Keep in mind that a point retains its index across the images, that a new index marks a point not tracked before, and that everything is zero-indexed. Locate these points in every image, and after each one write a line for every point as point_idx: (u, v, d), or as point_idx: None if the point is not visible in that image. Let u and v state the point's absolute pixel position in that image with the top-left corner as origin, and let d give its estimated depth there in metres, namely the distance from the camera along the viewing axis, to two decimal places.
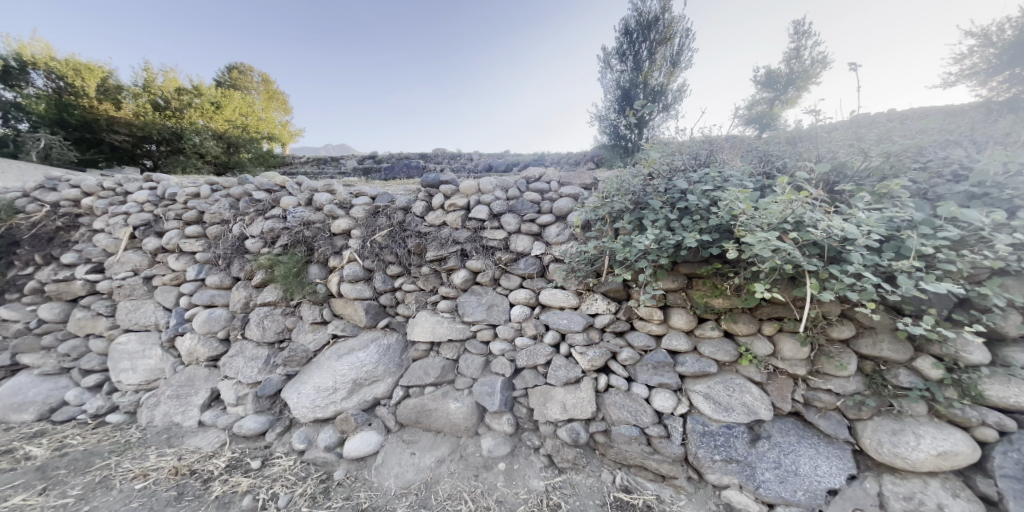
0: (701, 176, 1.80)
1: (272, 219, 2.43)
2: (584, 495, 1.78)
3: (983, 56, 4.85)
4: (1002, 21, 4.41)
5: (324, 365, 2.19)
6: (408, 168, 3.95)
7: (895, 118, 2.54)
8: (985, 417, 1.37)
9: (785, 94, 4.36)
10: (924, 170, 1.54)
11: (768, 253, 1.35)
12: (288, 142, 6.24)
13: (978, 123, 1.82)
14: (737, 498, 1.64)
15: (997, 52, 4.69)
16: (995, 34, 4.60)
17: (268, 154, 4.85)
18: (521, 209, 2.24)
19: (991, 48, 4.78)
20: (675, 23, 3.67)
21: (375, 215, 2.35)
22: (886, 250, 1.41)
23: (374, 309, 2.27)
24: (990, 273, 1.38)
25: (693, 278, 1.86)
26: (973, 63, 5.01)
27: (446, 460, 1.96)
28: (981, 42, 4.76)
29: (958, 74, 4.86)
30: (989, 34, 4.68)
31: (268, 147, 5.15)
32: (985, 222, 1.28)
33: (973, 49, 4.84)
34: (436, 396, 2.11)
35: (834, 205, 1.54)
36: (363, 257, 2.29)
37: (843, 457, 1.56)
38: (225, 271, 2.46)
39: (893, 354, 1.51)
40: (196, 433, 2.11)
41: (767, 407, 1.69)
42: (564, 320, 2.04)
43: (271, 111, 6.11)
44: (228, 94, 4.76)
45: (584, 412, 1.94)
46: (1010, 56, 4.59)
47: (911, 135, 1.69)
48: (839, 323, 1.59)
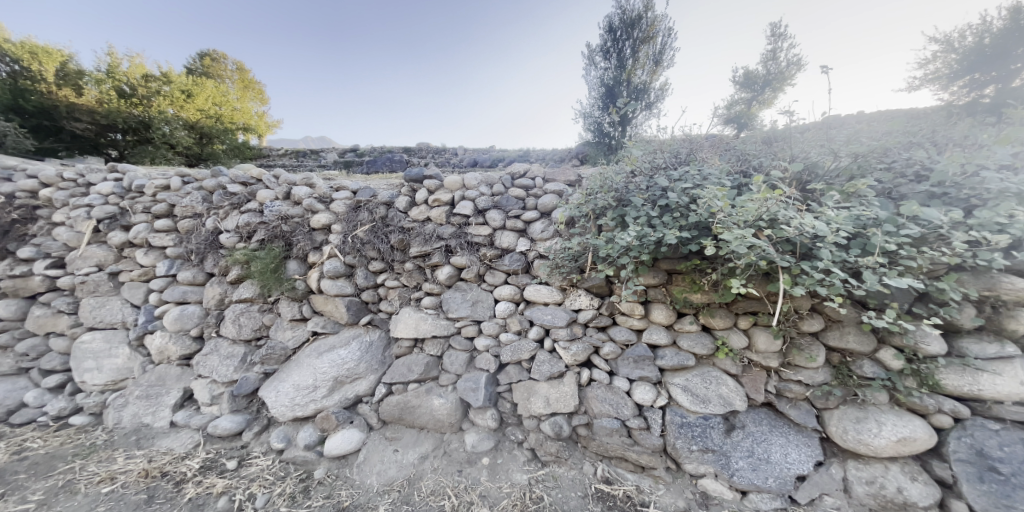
0: (681, 174, 1.84)
1: (248, 213, 2.35)
2: (566, 487, 1.80)
3: (945, 62, 4.85)
4: (963, 28, 4.58)
5: (304, 363, 2.14)
6: (391, 162, 3.87)
7: (864, 120, 2.63)
8: (941, 405, 1.45)
9: (762, 95, 4.45)
10: (890, 170, 1.61)
11: (744, 249, 1.39)
12: (264, 133, 6.04)
13: (939, 125, 1.90)
14: (712, 486, 1.70)
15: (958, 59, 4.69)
16: (957, 41, 4.69)
17: (243, 145, 4.70)
18: (505, 205, 2.23)
19: (952, 54, 4.78)
20: (657, 22, 3.71)
21: (357, 209, 2.30)
22: (854, 247, 1.46)
23: (356, 305, 2.24)
24: (947, 269, 1.46)
25: (673, 274, 1.90)
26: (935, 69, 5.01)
27: (430, 456, 1.95)
28: (943, 48, 4.84)
29: (921, 78, 5.05)
30: (951, 41, 4.75)
31: (244, 138, 5.00)
32: (943, 221, 1.35)
33: (935, 55, 4.88)
34: (419, 393, 2.10)
35: (806, 204, 1.59)
36: (344, 253, 2.25)
37: (812, 445, 1.63)
38: (198, 267, 2.37)
39: (859, 346, 1.58)
40: (168, 434, 2.03)
41: (742, 398, 1.74)
42: (549, 316, 2.05)
43: (246, 101, 5.90)
44: (200, 82, 4.56)
45: (567, 406, 1.97)
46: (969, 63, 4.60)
47: (877, 137, 1.76)
48: (809, 317, 1.65)
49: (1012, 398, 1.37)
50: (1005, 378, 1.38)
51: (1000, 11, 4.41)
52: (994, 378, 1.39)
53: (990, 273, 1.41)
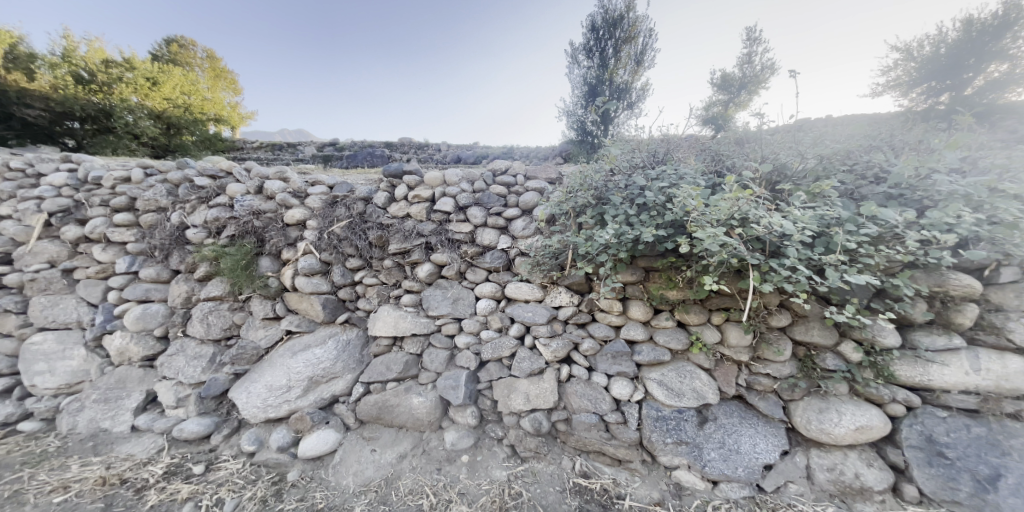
0: (658, 173, 1.88)
1: (217, 207, 2.26)
2: (545, 482, 1.82)
3: (905, 70, 4.99)
4: (922, 37, 4.80)
5: (277, 363, 2.08)
6: (372, 156, 3.79)
7: (831, 124, 2.73)
8: (895, 395, 1.54)
9: (738, 98, 4.56)
10: (852, 172, 1.68)
11: (715, 248, 1.43)
12: (237, 125, 5.80)
13: (898, 130, 1.99)
14: (685, 477, 1.75)
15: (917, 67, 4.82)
16: (917, 50, 4.86)
17: (214, 137, 4.52)
18: (487, 202, 2.22)
19: (912, 63, 4.94)
20: (639, 23, 3.75)
21: (333, 205, 2.24)
22: (818, 245, 1.53)
23: (332, 303, 2.18)
24: (902, 266, 1.54)
25: (650, 271, 1.93)
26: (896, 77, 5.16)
27: (408, 455, 1.94)
28: (902, 57, 5.05)
29: (884, 85, 5.25)
30: (910, 49, 4.92)
31: (216, 130, 4.80)
32: (898, 220, 1.42)
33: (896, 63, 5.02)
34: (398, 392, 2.07)
35: (775, 203, 1.65)
36: (320, 249, 2.19)
37: (778, 435, 1.70)
38: (163, 263, 2.27)
39: (821, 339, 1.65)
40: (129, 439, 1.93)
41: (714, 391, 1.80)
42: (529, 313, 2.06)
43: (217, 92, 5.63)
44: (166, 69, 4.34)
45: (546, 402, 1.98)
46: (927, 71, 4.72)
47: (841, 140, 1.83)
48: (778, 312, 1.71)
49: (958, 387, 1.46)
50: (951, 368, 1.47)
51: (953, 24, 4.67)
52: (942, 369, 1.48)
53: (940, 270, 1.50)
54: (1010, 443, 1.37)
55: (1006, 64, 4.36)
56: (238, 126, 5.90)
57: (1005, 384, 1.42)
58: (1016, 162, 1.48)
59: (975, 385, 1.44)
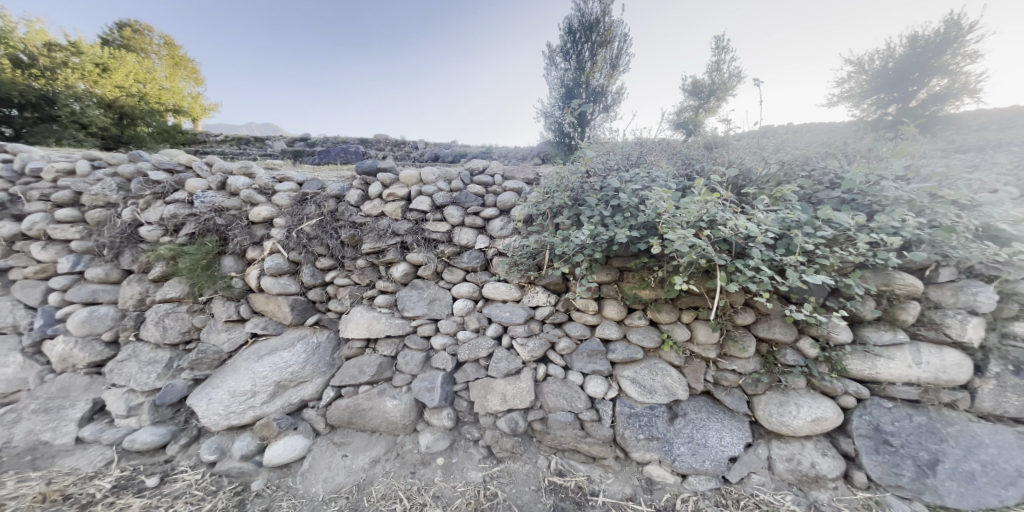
0: (632, 176, 1.92)
1: (175, 203, 2.13)
2: (520, 482, 1.82)
3: (857, 82, 5.33)
4: (873, 52, 5.11)
5: (241, 368, 1.98)
6: (346, 153, 3.68)
7: (791, 132, 2.86)
8: (847, 387, 1.63)
9: (708, 103, 4.71)
10: (811, 178, 1.77)
11: (685, 248, 1.47)
12: (198, 118, 5.45)
13: (850, 138, 2.12)
14: (656, 472, 1.79)
15: (868, 79, 5.16)
16: (868, 63, 5.16)
17: (173, 128, 4.26)
18: (464, 201, 2.20)
19: (863, 75, 5.26)
20: (614, 28, 3.82)
21: (303, 202, 2.17)
22: (779, 246, 1.60)
23: (302, 304, 2.11)
24: (854, 266, 1.63)
25: (624, 271, 1.97)
26: (850, 88, 5.48)
27: (381, 459, 1.90)
28: (856, 69, 5.35)
29: (840, 95, 5.56)
30: (863, 63, 5.22)
31: (175, 121, 4.52)
32: (850, 224, 1.52)
33: (850, 75, 5.31)
34: (371, 395, 2.02)
35: (740, 206, 1.72)
36: (289, 248, 2.11)
37: (743, 428, 1.77)
38: (113, 263, 2.13)
39: (783, 336, 1.73)
40: (72, 453, 1.77)
41: (684, 388, 1.86)
42: (507, 313, 2.06)
43: (176, 80, 5.27)
44: (119, 55, 4.06)
45: (523, 401, 1.98)
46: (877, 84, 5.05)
47: (801, 147, 1.93)
48: (743, 311, 1.78)
49: (902, 379, 1.57)
50: (896, 362, 1.57)
51: (900, 40, 5.02)
52: (889, 362, 1.58)
53: (887, 271, 1.61)
54: (947, 430, 1.49)
55: (946, 78, 4.70)
56: (199, 118, 5.55)
57: (942, 375, 1.53)
58: (952, 171, 1.60)
59: (917, 377, 1.55)
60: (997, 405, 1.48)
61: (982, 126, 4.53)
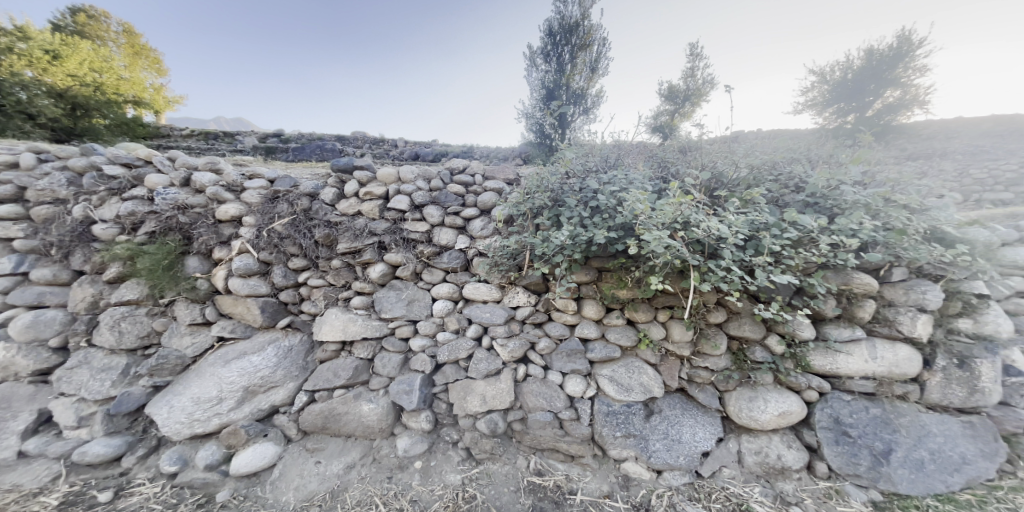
0: (610, 178, 1.95)
1: (133, 200, 2.01)
2: (499, 483, 1.82)
3: (819, 91, 5.62)
4: (833, 64, 5.41)
5: (206, 373, 1.89)
6: (322, 150, 3.57)
7: (759, 137, 2.98)
8: (810, 382, 1.71)
9: (683, 108, 4.84)
10: (778, 182, 1.84)
11: (661, 249, 1.51)
12: (161, 112, 5.14)
13: (813, 144, 2.22)
14: (633, 468, 1.82)
15: (829, 88, 5.47)
16: (829, 74, 5.45)
17: (131, 119, 3.91)
18: (444, 201, 2.17)
19: (824, 85, 5.56)
20: (593, 31, 3.88)
21: (274, 200, 2.09)
22: (749, 248, 1.66)
23: (272, 306, 2.03)
24: (817, 266, 1.71)
25: (603, 271, 1.99)
26: (812, 97, 5.79)
27: (356, 465, 1.85)
28: (818, 79, 5.63)
29: (804, 103, 5.83)
30: (824, 73, 5.50)
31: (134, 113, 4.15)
32: (813, 226, 1.59)
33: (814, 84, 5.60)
34: (346, 399, 1.97)
35: (713, 208, 1.77)
36: (258, 248, 2.03)
37: (714, 423, 1.83)
38: (62, 263, 1.99)
39: (752, 334, 1.79)
40: (12, 469, 1.63)
41: (659, 385, 1.90)
42: (487, 314, 2.05)
43: (137, 72, 4.96)
44: (70, 42, 3.80)
45: (502, 402, 1.98)
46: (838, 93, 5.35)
47: (768, 153, 2.01)
48: (715, 310, 1.84)
49: (859, 373, 1.66)
50: (855, 357, 1.66)
51: (858, 53, 5.34)
52: (848, 358, 1.66)
53: (847, 271, 1.68)
54: (899, 421, 1.59)
55: (898, 90, 5.01)
56: (161, 112, 5.22)
57: (895, 369, 1.63)
58: (904, 177, 1.71)
59: (873, 371, 1.64)
60: (943, 397, 1.59)
61: (930, 135, 4.87)
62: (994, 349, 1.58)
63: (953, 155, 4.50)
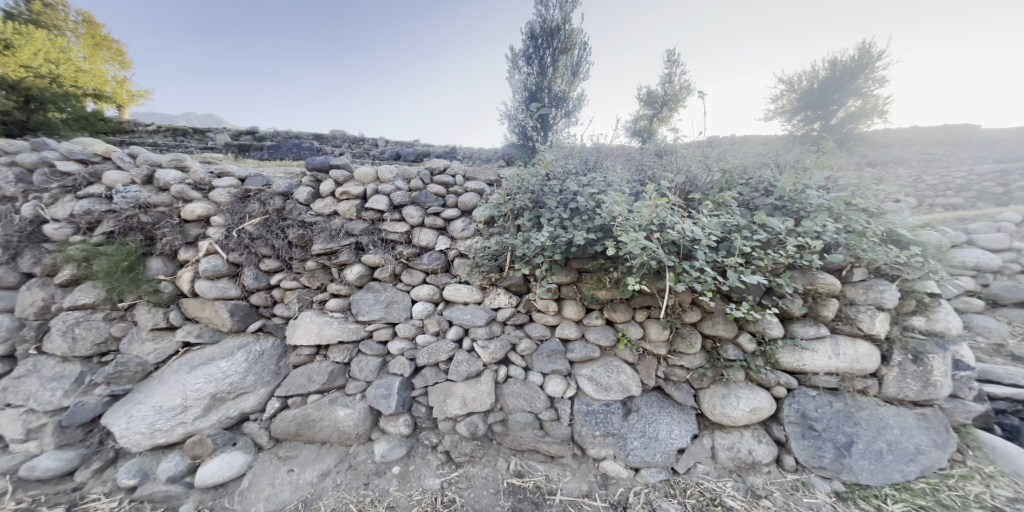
0: (589, 180, 1.98)
1: (88, 198, 1.90)
2: (478, 486, 1.80)
3: (788, 99, 5.88)
4: (801, 74, 5.66)
5: (170, 380, 1.80)
6: (299, 148, 3.48)
7: (732, 142, 3.09)
8: (779, 378, 1.77)
9: (661, 113, 4.96)
10: (749, 185, 1.91)
11: (637, 251, 1.54)
12: (124, 106, 4.88)
13: (781, 150, 2.31)
14: (611, 467, 1.84)
15: (797, 97, 5.72)
16: (797, 83, 5.70)
17: (91, 113, 3.70)
18: (424, 201, 2.14)
19: (792, 94, 5.81)
20: (574, 35, 3.93)
21: (245, 200, 2.02)
22: (721, 249, 1.71)
23: (243, 309, 1.96)
24: (785, 267, 1.78)
25: (583, 272, 2.01)
26: (781, 105, 6.05)
27: (331, 472, 1.80)
28: (787, 88, 5.88)
29: (775, 110, 6.08)
30: (793, 82, 5.75)
31: (95, 107, 3.95)
32: (781, 228, 1.66)
33: (783, 93, 5.86)
34: (321, 405, 1.91)
35: (688, 210, 1.82)
36: (228, 249, 1.95)
37: (689, 420, 1.87)
38: (9, 265, 1.86)
39: (725, 333, 1.84)
40: None
41: (637, 384, 1.93)
42: (467, 315, 2.03)
43: (98, 64, 4.68)
44: (24, 30, 3.55)
45: (482, 404, 1.96)
46: (805, 101, 5.61)
47: (739, 157, 2.09)
48: (690, 309, 1.88)
49: (824, 369, 1.73)
50: (820, 354, 1.73)
51: (824, 64, 5.61)
52: (814, 355, 1.73)
53: (812, 271, 1.76)
54: (860, 414, 1.67)
55: (860, 100, 5.29)
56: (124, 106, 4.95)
57: (856, 365, 1.71)
58: (863, 182, 1.80)
59: (836, 367, 1.72)
60: (900, 390, 1.68)
61: (887, 145, 5.31)
62: (946, 345, 1.67)
63: (908, 162, 4.80)
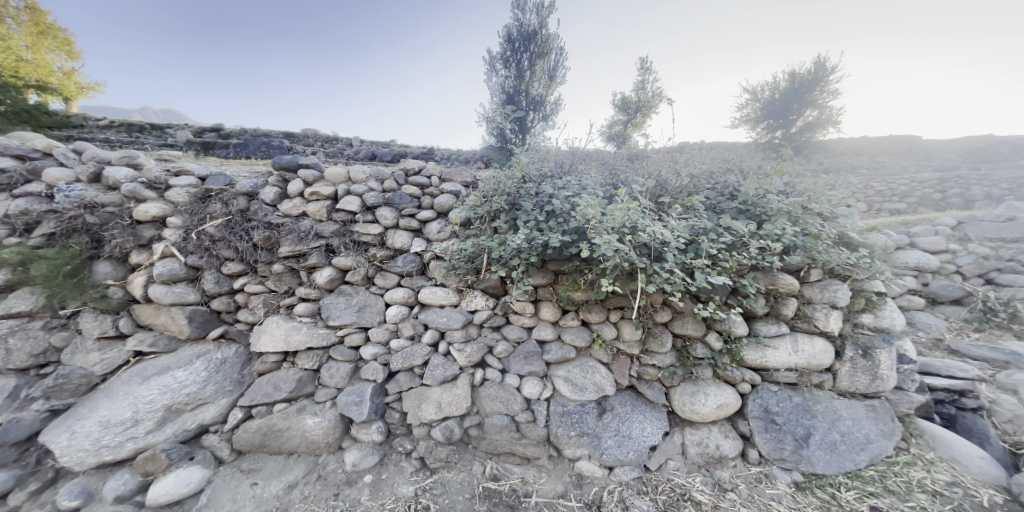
0: (564, 183, 2.00)
1: (25, 197, 1.76)
2: (454, 491, 1.77)
3: (752, 108, 6.18)
4: (764, 85, 5.98)
5: (118, 392, 1.69)
6: (267, 147, 3.35)
7: (700, 148, 3.21)
8: (744, 375, 1.85)
9: (634, 119, 5.09)
10: (715, 190, 1.99)
11: (610, 253, 1.56)
12: (69, 98, 4.53)
13: (744, 156, 2.42)
14: (586, 467, 1.86)
15: (760, 106, 6.02)
16: (761, 93, 6.00)
17: (32, 106, 3.39)
18: (398, 202, 2.11)
19: (756, 103, 6.12)
20: (551, 40, 4.00)
21: (205, 200, 1.94)
22: (690, 251, 1.76)
23: (202, 315, 1.87)
24: (749, 269, 1.86)
25: (559, 274, 2.03)
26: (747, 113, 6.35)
27: (299, 483, 1.73)
28: (752, 97, 6.18)
29: (741, 118, 6.37)
30: (757, 92, 6.05)
31: (37, 98, 3.64)
32: (745, 231, 1.73)
33: (748, 102, 6.15)
34: (288, 414, 1.85)
35: (658, 213, 1.87)
36: (186, 252, 1.86)
37: (661, 418, 1.92)
38: None
39: (694, 332, 1.90)
40: None
41: (611, 384, 1.96)
42: (444, 318, 2.01)
43: (39, 53, 4.31)
44: None
45: (458, 408, 1.94)
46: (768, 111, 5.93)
47: (706, 163, 2.17)
48: (662, 310, 1.93)
49: (785, 365, 1.81)
50: (781, 351, 1.82)
51: (784, 75, 5.94)
52: (775, 351, 1.82)
53: (773, 272, 1.85)
54: (816, 407, 1.76)
55: (816, 110, 5.64)
56: (71, 99, 4.59)
57: (813, 360, 1.80)
58: (818, 188, 1.91)
59: (796, 363, 1.81)
60: (852, 383, 1.78)
61: (838, 154, 5.69)
62: (891, 340, 1.80)
63: (859, 170, 5.16)
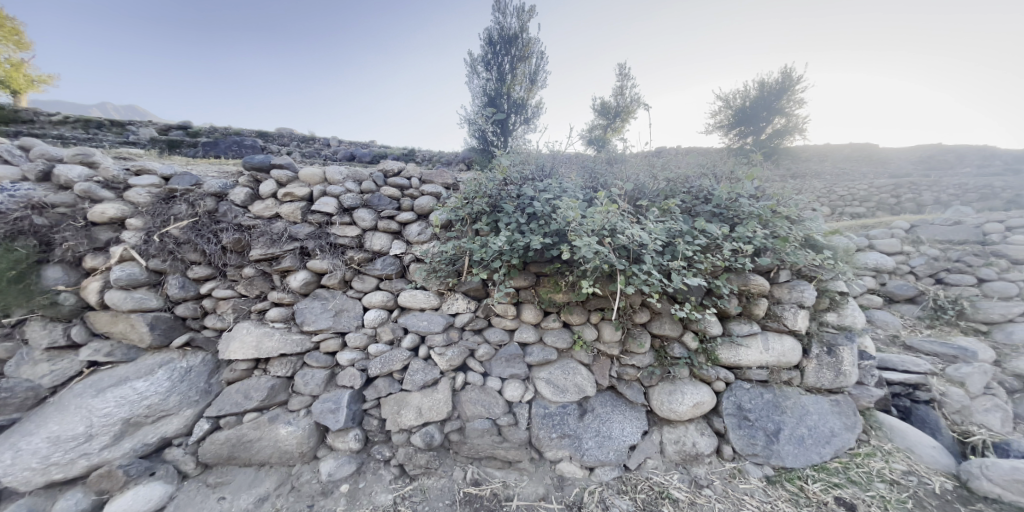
0: (545, 186, 2.01)
1: None
2: (434, 498, 1.74)
3: (725, 115, 6.40)
4: (736, 92, 6.21)
5: (69, 406, 1.57)
6: (238, 146, 3.22)
7: (676, 153, 3.30)
8: (719, 373, 1.90)
9: (614, 124, 5.18)
10: (690, 193, 2.04)
11: (590, 255, 1.58)
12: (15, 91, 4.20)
13: (717, 161, 2.50)
14: (567, 468, 1.86)
15: (733, 113, 6.26)
16: (733, 100, 6.23)
17: None
18: (377, 204, 2.07)
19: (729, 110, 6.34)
20: (532, 44, 4.04)
21: (169, 201, 1.85)
22: (667, 253, 1.80)
23: (165, 322, 1.78)
24: (722, 270, 1.91)
25: (540, 276, 2.03)
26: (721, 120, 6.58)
27: (270, 496, 1.66)
28: (726, 105, 6.40)
29: (715, 124, 6.59)
30: (730, 100, 6.28)
31: None
32: (718, 233, 1.79)
33: (721, 109, 6.37)
34: (259, 424, 1.77)
35: (636, 216, 1.91)
36: (147, 255, 1.77)
37: (640, 418, 1.94)
38: None
39: (671, 332, 1.94)
40: None
41: (592, 385, 1.97)
42: (424, 322, 1.98)
43: None
44: None
45: (439, 413, 1.91)
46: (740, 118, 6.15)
47: (681, 167, 2.23)
48: (641, 311, 1.96)
49: (757, 363, 1.88)
50: (753, 349, 1.88)
51: (754, 84, 6.19)
52: (748, 350, 1.88)
53: (745, 273, 1.91)
54: (786, 404, 1.83)
55: (784, 118, 5.91)
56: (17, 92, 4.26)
57: (782, 358, 1.88)
58: (785, 193, 1.99)
59: (767, 360, 1.88)
60: (818, 380, 1.86)
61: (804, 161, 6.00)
62: (853, 337, 1.90)
63: (824, 176, 5.44)
